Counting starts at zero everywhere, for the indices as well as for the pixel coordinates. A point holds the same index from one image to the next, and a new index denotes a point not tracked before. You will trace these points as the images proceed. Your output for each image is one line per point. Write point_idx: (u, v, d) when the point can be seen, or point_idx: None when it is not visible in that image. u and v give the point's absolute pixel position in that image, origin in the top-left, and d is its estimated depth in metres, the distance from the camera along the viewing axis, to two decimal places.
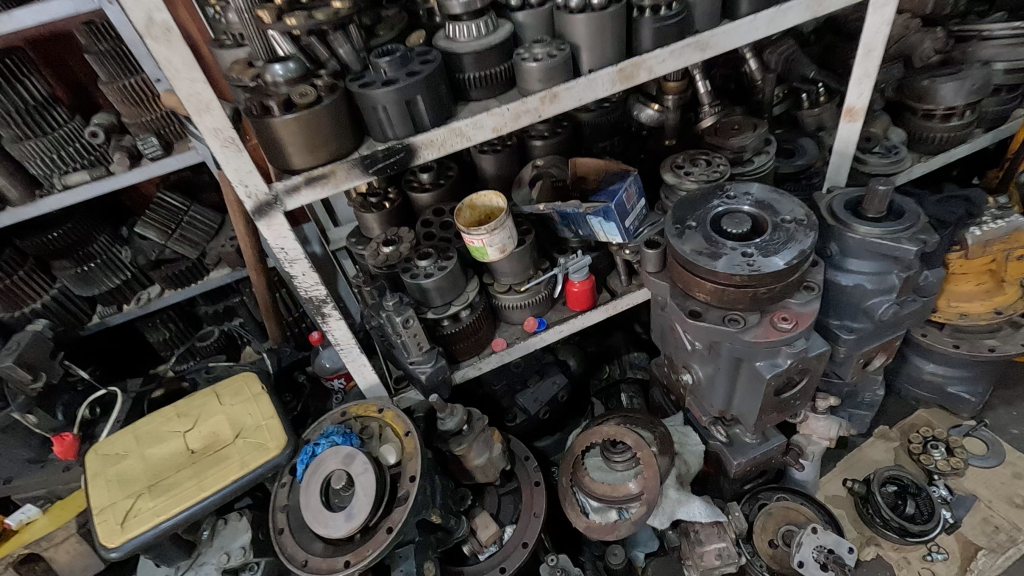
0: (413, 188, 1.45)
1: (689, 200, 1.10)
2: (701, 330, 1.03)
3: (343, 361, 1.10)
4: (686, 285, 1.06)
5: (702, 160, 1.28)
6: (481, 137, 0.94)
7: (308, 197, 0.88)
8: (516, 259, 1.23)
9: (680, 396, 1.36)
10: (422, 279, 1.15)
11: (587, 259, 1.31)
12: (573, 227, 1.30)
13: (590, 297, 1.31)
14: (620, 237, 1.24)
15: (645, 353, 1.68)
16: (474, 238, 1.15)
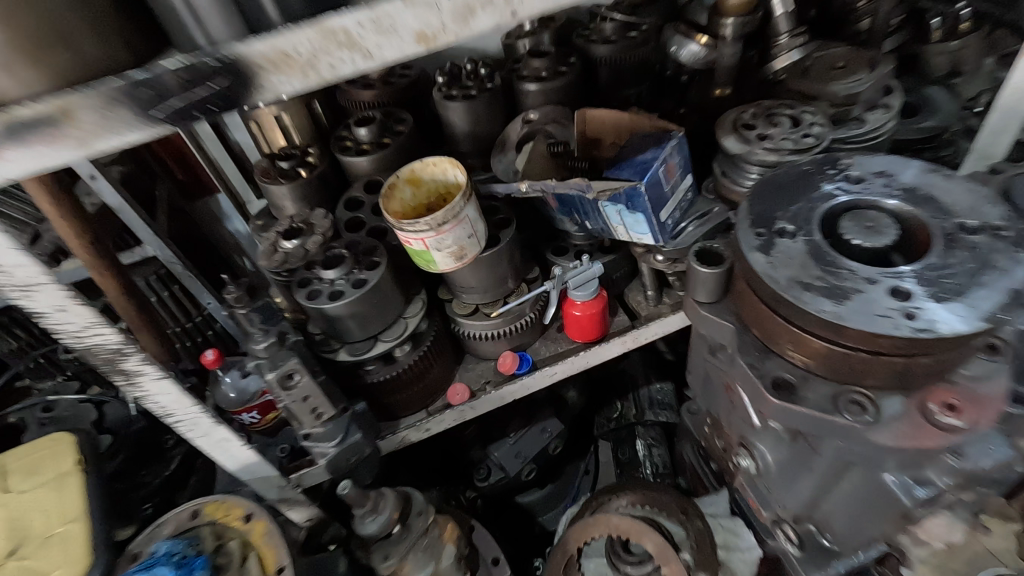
0: (346, 150, 0.99)
1: (778, 183, 0.63)
2: (795, 418, 0.58)
3: (188, 438, 0.67)
4: (768, 335, 0.60)
5: (785, 117, 0.81)
6: (394, 53, 0.47)
7: (20, 165, 0.42)
8: (484, 267, 0.78)
9: (725, 468, 0.92)
10: (324, 302, 0.70)
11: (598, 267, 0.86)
12: (578, 217, 0.84)
13: (600, 324, 0.86)
14: (651, 237, 0.79)
15: (671, 383, 1.24)
16: (409, 236, 0.69)
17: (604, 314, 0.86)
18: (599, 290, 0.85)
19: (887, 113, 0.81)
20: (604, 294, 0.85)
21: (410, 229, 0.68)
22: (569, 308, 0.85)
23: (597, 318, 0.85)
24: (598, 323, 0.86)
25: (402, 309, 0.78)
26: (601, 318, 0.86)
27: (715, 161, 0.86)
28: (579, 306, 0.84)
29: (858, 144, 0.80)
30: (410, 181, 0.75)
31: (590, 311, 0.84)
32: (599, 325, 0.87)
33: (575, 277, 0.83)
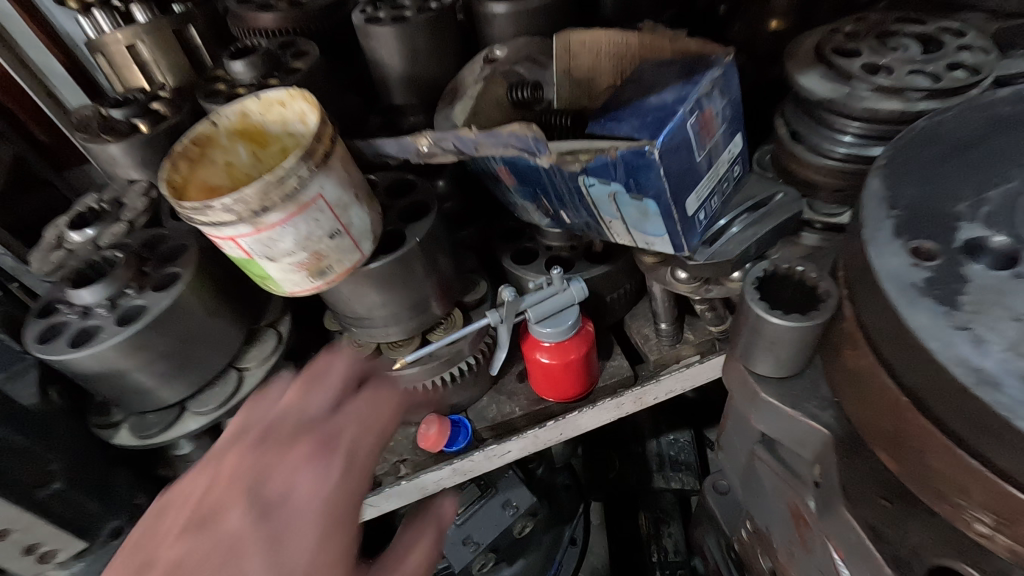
0: (213, 94, 0.66)
1: (943, 140, 0.30)
2: None
3: None
4: (912, 475, 0.28)
5: (912, 38, 0.47)
6: None
7: None
8: (379, 287, 0.45)
9: None
10: (70, 350, 0.38)
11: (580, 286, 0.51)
12: (547, 203, 0.51)
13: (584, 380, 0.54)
14: (667, 244, 0.46)
15: (689, 433, 0.91)
16: (211, 233, 0.37)
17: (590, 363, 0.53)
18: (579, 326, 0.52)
19: None
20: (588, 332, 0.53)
21: (205, 220, 0.35)
22: (533, 355, 0.53)
23: (578, 370, 0.52)
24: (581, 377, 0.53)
25: (241, 351, 0.47)
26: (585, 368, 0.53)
27: (780, 116, 0.52)
28: (548, 351, 0.51)
29: None
30: (249, 136, 0.43)
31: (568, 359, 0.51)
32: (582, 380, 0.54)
33: (537, 305, 0.50)
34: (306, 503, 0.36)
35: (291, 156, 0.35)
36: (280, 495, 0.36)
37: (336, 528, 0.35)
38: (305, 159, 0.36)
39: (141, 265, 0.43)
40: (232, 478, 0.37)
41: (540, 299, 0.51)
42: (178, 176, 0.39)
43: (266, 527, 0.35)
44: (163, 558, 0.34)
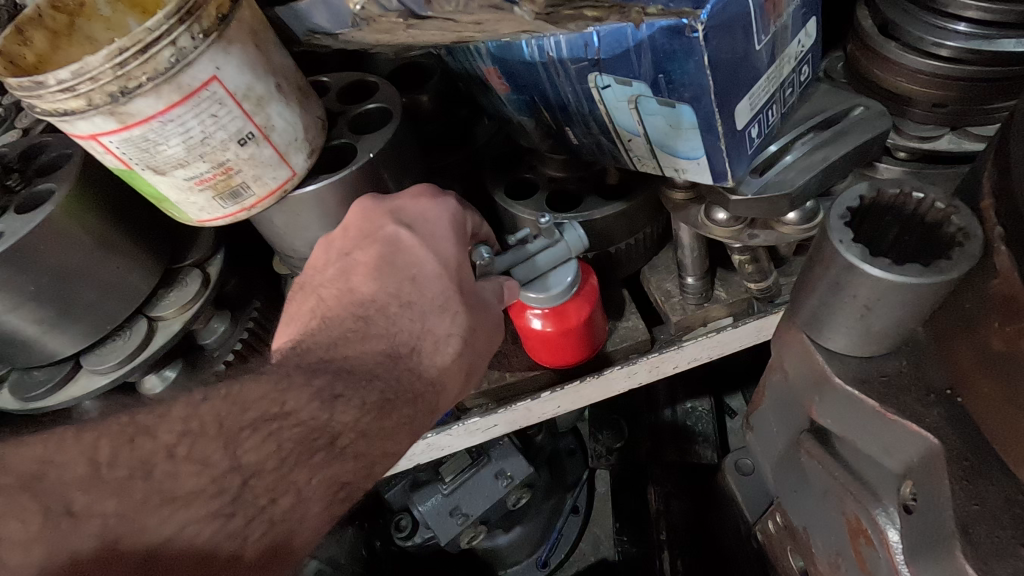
0: None
1: None
2: None
3: None
4: None
5: None
6: None
7: None
8: (324, 218, 0.35)
9: None
10: None
11: (580, 233, 0.40)
12: (549, 116, 0.39)
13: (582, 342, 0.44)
14: (703, 168, 0.35)
15: (710, 402, 0.80)
16: (67, 131, 0.26)
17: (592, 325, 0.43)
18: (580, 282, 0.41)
19: None
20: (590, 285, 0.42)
21: (46, 109, 0.25)
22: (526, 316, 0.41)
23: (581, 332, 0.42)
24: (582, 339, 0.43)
25: (153, 298, 0.37)
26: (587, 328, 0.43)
27: (865, 4, 0.39)
28: (546, 316, 0.41)
29: None
30: (138, 5, 0.31)
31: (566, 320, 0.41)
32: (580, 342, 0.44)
33: (525, 263, 0.39)
34: (440, 224, 0.34)
35: (159, 13, 0.24)
36: (418, 221, 0.34)
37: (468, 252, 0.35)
38: (188, 18, 0.25)
39: (4, 179, 0.33)
40: (365, 208, 0.34)
41: (529, 257, 0.40)
42: (31, 52, 0.28)
43: (415, 237, 0.33)
44: (333, 265, 0.34)
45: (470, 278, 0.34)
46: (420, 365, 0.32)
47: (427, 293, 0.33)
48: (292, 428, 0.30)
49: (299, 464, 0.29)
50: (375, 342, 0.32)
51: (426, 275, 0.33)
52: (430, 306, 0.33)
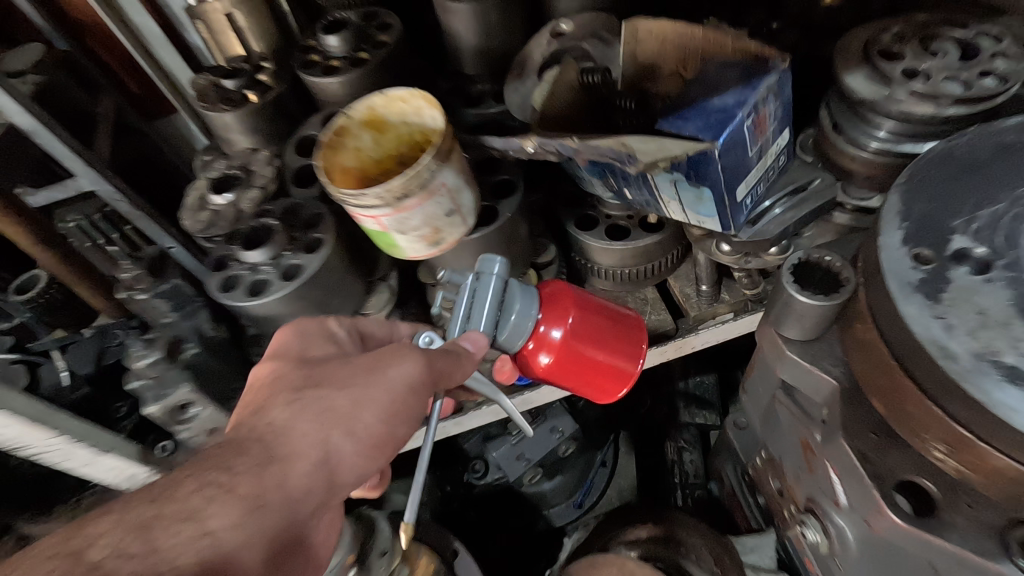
0: (309, 66, 0.73)
1: (955, 163, 0.38)
2: (923, 548, 0.38)
3: (62, 465, 0.50)
4: (898, 419, 0.37)
5: (949, 42, 0.52)
6: None
7: None
8: (474, 252, 0.55)
9: (774, 510, 0.73)
10: (243, 297, 0.50)
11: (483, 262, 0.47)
12: (613, 181, 0.59)
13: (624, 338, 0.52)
14: (717, 221, 0.54)
15: (713, 376, 1.02)
16: (357, 211, 0.47)
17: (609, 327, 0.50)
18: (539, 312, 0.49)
19: None
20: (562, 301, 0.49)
21: (356, 203, 0.46)
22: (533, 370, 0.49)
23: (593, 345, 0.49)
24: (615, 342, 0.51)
25: (365, 302, 0.58)
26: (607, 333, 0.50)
27: (824, 107, 0.58)
28: (537, 344, 0.48)
29: None
30: (404, 158, 0.54)
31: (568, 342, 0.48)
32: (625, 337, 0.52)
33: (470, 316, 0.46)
34: (286, 342, 0.47)
35: (427, 154, 0.45)
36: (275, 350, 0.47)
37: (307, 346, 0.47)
38: (438, 154, 0.46)
39: (289, 230, 0.53)
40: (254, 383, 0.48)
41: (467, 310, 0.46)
42: (325, 161, 0.49)
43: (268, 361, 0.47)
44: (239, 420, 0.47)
45: (318, 357, 0.46)
46: (277, 436, 0.41)
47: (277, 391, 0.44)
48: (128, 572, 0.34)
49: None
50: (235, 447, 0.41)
51: (272, 381, 0.45)
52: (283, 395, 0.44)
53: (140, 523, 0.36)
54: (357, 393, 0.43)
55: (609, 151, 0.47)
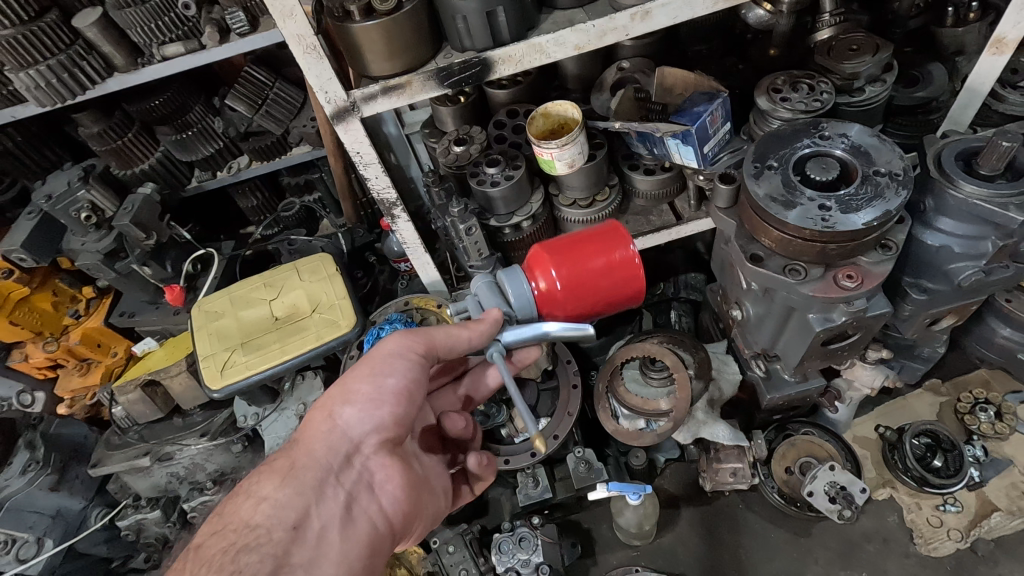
0: (490, 84, 1.39)
1: (777, 135, 1.02)
2: (760, 276, 1.03)
3: (409, 257, 1.19)
4: (753, 229, 1.03)
5: (805, 85, 1.16)
6: (562, 55, 0.88)
7: (384, 105, 0.89)
8: (584, 172, 1.22)
9: (727, 326, 1.38)
10: (488, 187, 1.17)
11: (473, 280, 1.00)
12: (649, 145, 1.25)
13: (622, 246, 0.93)
14: (696, 163, 1.19)
15: (702, 274, 1.67)
16: (542, 150, 1.13)
17: (597, 263, 0.93)
18: (533, 285, 0.95)
19: (882, 87, 1.16)
20: (552, 265, 0.93)
21: (543, 145, 1.12)
22: (577, 307, 0.94)
23: (596, 270, 0.93)
24: (613, 253, 0.93)
25: (530, 197, 1.24)
26: (603, 256, 0.93)
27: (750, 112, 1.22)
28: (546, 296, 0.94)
29: (853, 109, 1.17)
30: (557, 127, 1.18)
31: (580, 282, 0.93)
32: (621, 242, 0.94)
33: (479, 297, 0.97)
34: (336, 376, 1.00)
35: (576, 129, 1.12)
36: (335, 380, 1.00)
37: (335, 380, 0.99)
38: (577, 128, 1.13)
39: (506, 162, 1.21)
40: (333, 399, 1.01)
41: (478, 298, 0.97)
42: (529, 129, 1.16)
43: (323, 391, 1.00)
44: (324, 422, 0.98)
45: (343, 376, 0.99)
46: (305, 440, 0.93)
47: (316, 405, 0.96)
48: (205, 525, 0.84)
49: (238, 508, 0.84)
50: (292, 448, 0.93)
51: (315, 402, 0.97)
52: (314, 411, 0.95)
53: (229, 507, 0.85)
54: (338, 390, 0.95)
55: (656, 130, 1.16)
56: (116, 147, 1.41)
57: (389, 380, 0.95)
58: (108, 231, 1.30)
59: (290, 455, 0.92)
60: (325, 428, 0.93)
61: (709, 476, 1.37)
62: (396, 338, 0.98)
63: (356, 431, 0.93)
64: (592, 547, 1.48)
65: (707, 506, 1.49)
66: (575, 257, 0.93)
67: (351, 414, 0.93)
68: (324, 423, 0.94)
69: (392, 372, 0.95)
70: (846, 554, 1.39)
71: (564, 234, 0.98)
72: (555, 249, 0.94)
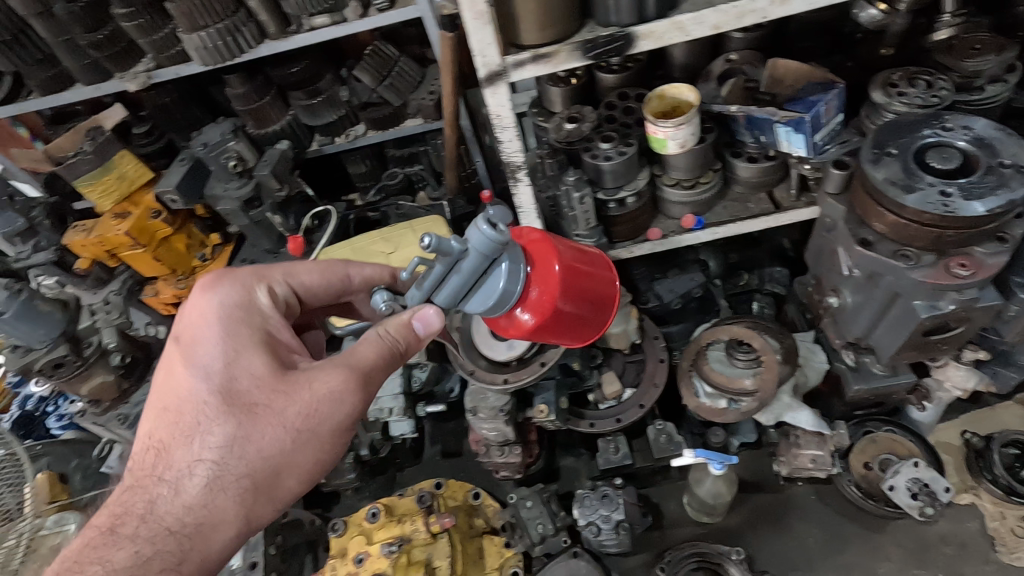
0: (601, 68, 1.47)
1: (897, 124, 1.05)
2: (868, 259, 1.07)
3: (521, 223, 1.27)
4: (865, 214, 1.06)
5: (923, 81, 1.18)
6: (700, 34, 0.94)
7: (531, 72, 0.97)
8: (693, 154, 1.27)
9: (817, 316, 1.41)
10: (601, 160, 1.25)
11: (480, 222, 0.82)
12: (757, 132, 1.29)
13: (589, 312, 1.02)
14: (804, 151, 1.22)
15: (786, 269, 1.69)
16: (654, 127, 1.20)
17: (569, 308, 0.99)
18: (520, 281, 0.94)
19: (1002, 88, 1.17)
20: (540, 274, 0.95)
21: (654, 123, 1.19)
22: (520, 325, 0.97)
23: (569, 299, 0.98)
24: (581, 309, 1.01)
25: (637, 174, 1.31)
26: (576, 305, 1.00)
27: (863, 107, 1.25)
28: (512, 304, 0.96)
29: (971, 107, 1.18)
30: (671, 109, 1.24)
31: (557, 305, 0.96)
32: (592, 309, 1.03)
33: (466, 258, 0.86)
34: (256, 435, 0.85)
35: (694, 111, 1.18)
36: (257, 441, 0.85)
37: (256, 448, 0.85)
38: (693, 110, 1.19)
39: (620, 140, 1.28)
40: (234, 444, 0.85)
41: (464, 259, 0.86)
42: (645, 107, 1.23)
43: (234, 449, 0.84)
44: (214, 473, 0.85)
45: (268, 446, 0.85)
46: (214, 528, 0.85)
47: (233, 482, 0.85)
48: None
49: None
50: (188, 528, 0.84)
51: (231, 473, 0.85)
52: (229, 491, 0.85)
53: None
54: (266, 470, 0.86)
55: (768, 116, 1.21)
56: (255, 108, 1.56)
57: (324, 472, 0.93)
58: (248, 180, 1.44)
59: (193, 547, 0.85)
60: (238, 523, 0.86)
61: (787, 461, 1.40)
62: (353, 403, 0.89)
63: (267, 515, 0.90)
64: (660, 521, 1.52)
65: (779, 494, 1.52)
66: (568, 291, 0.98)
67: (273, 505, 0.89)
68: (240, 517, 0.86)
69: (328, 461, 0.92)
70: (920, 554, 1.39)
71: (570, 254, 1.00)
72: (549, 258, 0.97)
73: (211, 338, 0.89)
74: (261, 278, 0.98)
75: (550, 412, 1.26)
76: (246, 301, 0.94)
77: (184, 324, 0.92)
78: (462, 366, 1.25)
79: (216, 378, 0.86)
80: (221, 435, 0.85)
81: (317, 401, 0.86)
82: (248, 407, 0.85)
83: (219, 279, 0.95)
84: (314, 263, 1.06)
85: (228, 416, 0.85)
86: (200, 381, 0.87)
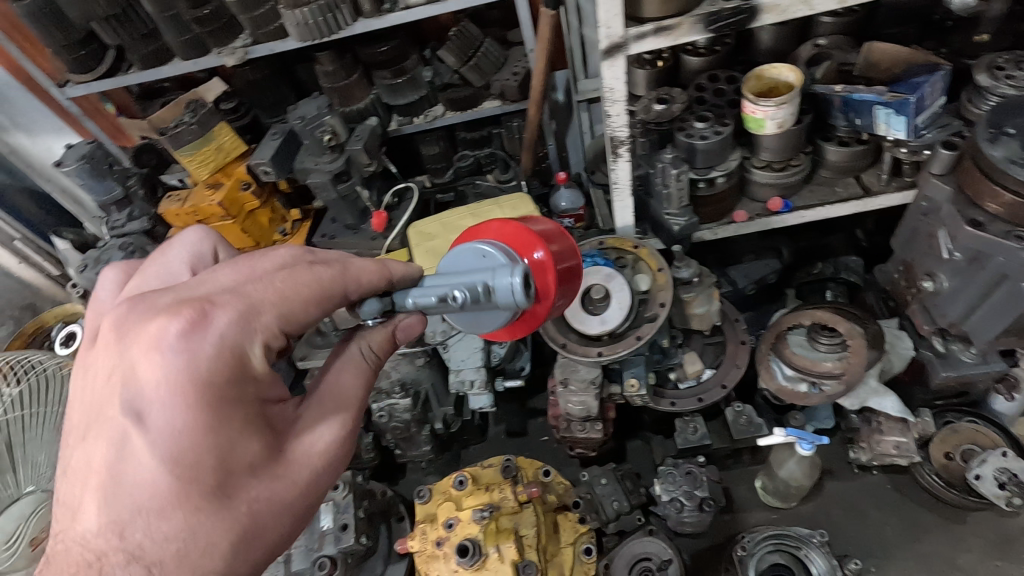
0: (687, 52, 1.48)
1: (1013, 104, 1.05)
2: (978, 240, 1.05)
3: (613, 200, 1.29)
4: (976, 194, 1.06)
5: None
6: (825, 8, 0.95)
7: (651, 44, 0.99)
8: (787, 135, 1.28)
9: (902, 302, 1.41)
10: (697, 139, 1.26)
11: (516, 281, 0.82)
12: (852, 115, 1.29)
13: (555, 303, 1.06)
14: (903, 133, 1.22)
15: (860, 258, 1.68)
16: (752, 107, 1.21)
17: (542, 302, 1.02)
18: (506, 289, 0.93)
19: None
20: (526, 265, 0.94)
21: (751, 102, 1.21)
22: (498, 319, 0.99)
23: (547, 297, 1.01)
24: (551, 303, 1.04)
25: (729, 154, 1.32)
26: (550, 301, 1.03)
27: (964, 91, 1.24)
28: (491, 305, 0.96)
29: None
30: (768, 90, 1.25)
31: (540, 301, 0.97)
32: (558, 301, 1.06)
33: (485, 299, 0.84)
34: (263, 528, 0.73)
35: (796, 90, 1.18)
36: (262, 534, 0.74)
37: (263, 542, 0.74)
38: (794, 90, 1.19)
39: (716, 120, 1.29)
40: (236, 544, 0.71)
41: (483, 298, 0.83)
42: (745, 84, 1.24)
43: (237, 549, 0.71)
44: None
45: (271, 534, 0.75)
46: None
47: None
48: None
49: None
50: None
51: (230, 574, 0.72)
52: None
53: None
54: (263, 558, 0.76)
55: (872, 96, 1.20)
56: (343, 86, 1.60)
57: None
58: (339, 155, 1.48)
59: None
60: None
61: (868, 447, 1.40)
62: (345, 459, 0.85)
63: None
64: (731, 505, 1.52)
65: (853, 482, 1.51)
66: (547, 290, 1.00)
67: None
68: None
69: None
70: (1002, 546, 1.38)
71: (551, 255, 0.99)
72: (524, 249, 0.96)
73: (199, 423, 0.67)
74: (251, 327, 0.73)
75: (640, 386, 1.28)
76: (237, 363, 0.71)
77: (150, 399, 0.67)
78: (552, 339, 1.26)
79: (205, 477, 0.67)
80: (223, 536, 0.69)
81: (321, 471, 0.80)
82: (247, 503, 0.71)
83: (185, 328, 0.69)
84: (309, 281, 0.79)
85: (227, 512, 0.69)
86: (183, 484, 0.67)
